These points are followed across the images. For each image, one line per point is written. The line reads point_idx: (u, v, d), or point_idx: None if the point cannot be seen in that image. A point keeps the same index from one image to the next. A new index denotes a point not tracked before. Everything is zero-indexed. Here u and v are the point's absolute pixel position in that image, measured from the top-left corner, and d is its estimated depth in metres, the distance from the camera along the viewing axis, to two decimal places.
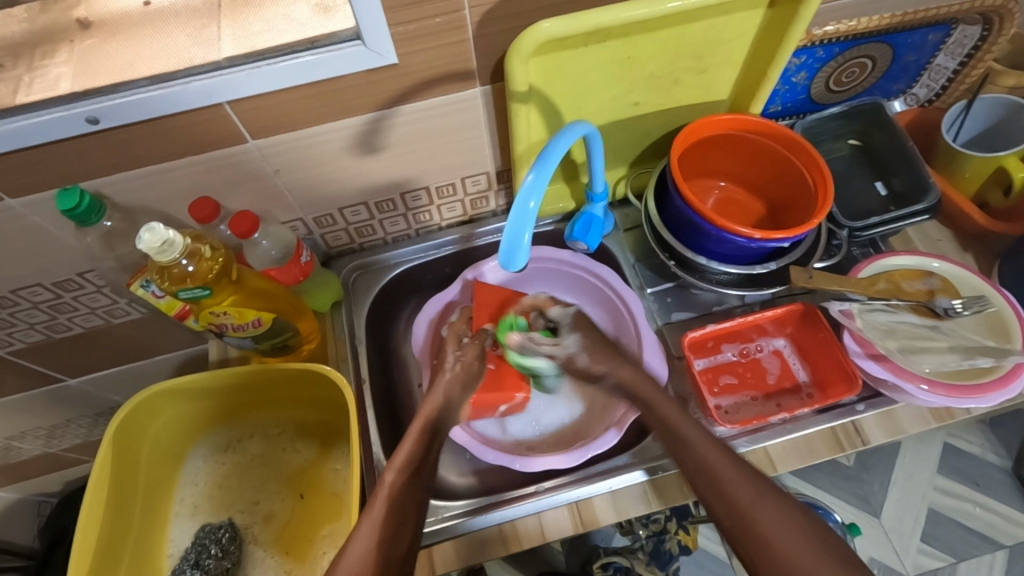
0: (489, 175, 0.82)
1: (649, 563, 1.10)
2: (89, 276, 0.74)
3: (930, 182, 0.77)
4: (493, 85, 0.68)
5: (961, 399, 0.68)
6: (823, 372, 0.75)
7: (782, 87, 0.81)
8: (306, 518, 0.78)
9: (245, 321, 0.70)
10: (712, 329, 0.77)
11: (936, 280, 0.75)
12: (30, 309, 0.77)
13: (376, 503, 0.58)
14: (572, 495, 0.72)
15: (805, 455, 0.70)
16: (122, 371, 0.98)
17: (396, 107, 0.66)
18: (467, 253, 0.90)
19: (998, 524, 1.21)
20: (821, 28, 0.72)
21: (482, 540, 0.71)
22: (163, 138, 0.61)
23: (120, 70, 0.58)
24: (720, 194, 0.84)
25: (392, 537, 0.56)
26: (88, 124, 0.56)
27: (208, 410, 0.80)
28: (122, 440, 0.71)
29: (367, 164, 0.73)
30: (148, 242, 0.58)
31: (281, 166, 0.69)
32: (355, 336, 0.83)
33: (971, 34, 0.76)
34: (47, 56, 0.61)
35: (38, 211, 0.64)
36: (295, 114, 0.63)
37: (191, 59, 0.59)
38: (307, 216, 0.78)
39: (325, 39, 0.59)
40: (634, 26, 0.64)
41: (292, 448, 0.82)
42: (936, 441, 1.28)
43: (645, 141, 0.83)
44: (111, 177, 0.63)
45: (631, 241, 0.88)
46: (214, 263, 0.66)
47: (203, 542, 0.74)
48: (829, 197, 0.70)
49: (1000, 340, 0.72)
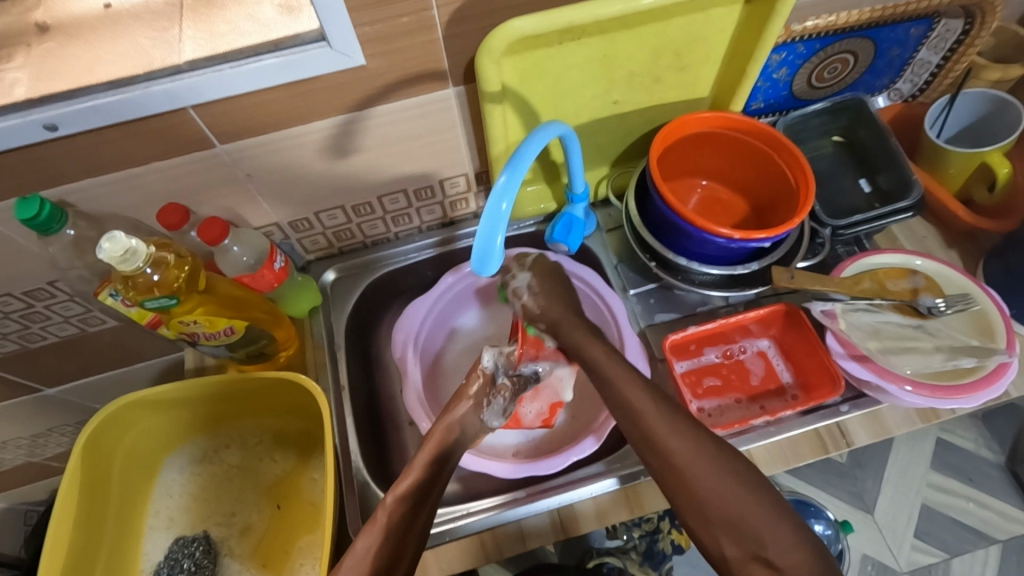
0: (468, 177, 0.81)
1: (642, 564, 1.08)
2: (59, 285, 0.73)
3: (914, 178, 0.76)
4: (467, 86, 0.67)
5: (945, 400, 0.67)
6: (808, 373, 0.74)
7: (764, 84, 0.80)
8: (282, 529, 0.77)
9: (217, 330, 0.68)
10: (693, 331, 0.75)
11: (920, 278, 0.74)
12: (0, 319, 0.76)
13: (374, 529, 0.58)
14: (553, 502, 0.70)
15: (789, 458, 0.69)
16: (102, 379, 0.96)
17: (367, 110, 0.65)
18: (448, 255, 0.89)
19: (991, 520, 1.20)
20: (800, 24, 0.71)
21: (463, 550, 0.69)
22: (127, 144, 0.59)
23: (81, 75, 0.57)
24: (703, 193, 0.83)
25: (389, 562, 0.56)
26: (46, 130, 0.55)
27: (183, 420, 0.78)
28: (91, 453, 0.70)
29: (341, 167, 0.71)
30: (109, 252, 0.57)
31: (252, 170, 0.68)
32: (334, 342, 0.82)
33: (954, 27, 0.75)
34: (6, 61, 0.59)
35: (1, 220, 0.63)
36: (263, 117, 0.62)
37: (153, 63, 0.57)
38: (282, 221, 0.76)
39: (290, 41, 0.57)
40: (608, 24, 0.63)
41: (269, 457, 0.80)
42: (930, 437, 1.28)
43: (625, 141, 0.82)
44: (75, 184, 0.61)
45: (614, 241, 0.86)
46: (180, 272, 0.65)
47: (176, 556, 0.74)
48: (810, 195, 0.69)
49: (985, 339, 0.71)
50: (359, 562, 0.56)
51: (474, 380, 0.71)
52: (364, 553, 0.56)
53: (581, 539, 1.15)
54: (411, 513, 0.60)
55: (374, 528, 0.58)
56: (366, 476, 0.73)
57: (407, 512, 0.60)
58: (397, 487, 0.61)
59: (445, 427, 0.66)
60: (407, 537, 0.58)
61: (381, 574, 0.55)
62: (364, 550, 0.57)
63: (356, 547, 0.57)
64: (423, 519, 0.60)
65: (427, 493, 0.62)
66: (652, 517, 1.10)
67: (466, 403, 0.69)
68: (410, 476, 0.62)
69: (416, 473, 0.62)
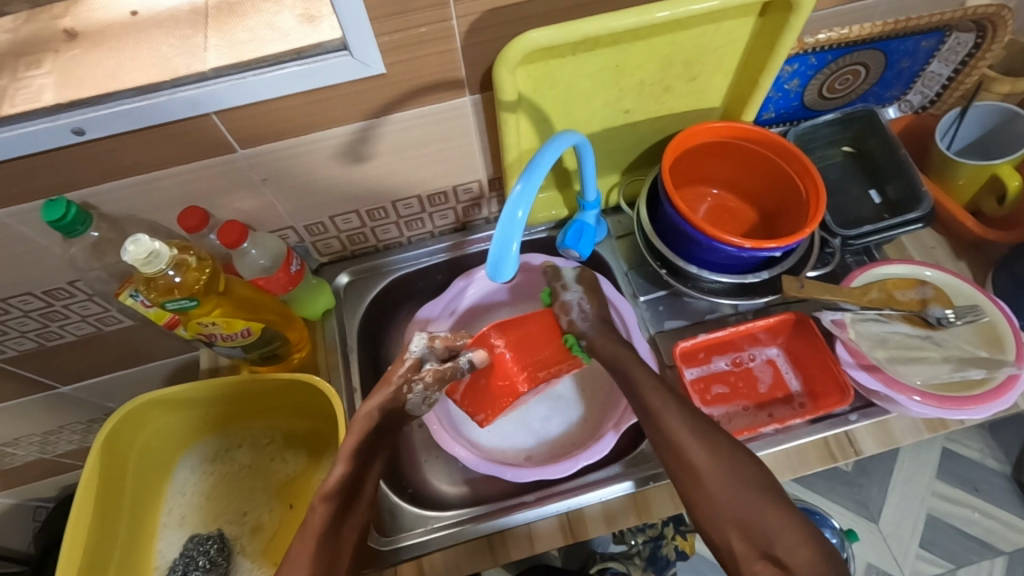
0: (480, 183, 0.82)
1: (646, 568, 1.09)
2: (78, 285, 0.74)
3: (924, 190, 0.76)
4: (483, 94, 0.68)
5: (955, 410, 0.67)
6: (817, 382, 0.74)
7: (775, 94, 0.81)
8: (294, 529, 0.78)
9: (234, 331, 0.70)
10: (703, 339, 0.76)
11: (929, 289, 0.75)
12: (20, 318, 0.77)
13: (308, 535, 0.57)
14: (562, 506, 0.71)
15: (797, 466, 0.70)
16: (115, 378, 0.97)
17: (384, 117, 0.66)
18: (460, 260, 0.90)
19: (996, 530, 1.20)
20: (812, 36, 0.72)
21: (473, 551, 0.70)
22: (151, 148, 0.61)
23: (107, 81, 0.58)
24: (713, 201, 0.83)
25: (326, 566, 0.56)
26: (73, 135, 0.56)
27: (196, 420, 0.80)
28: (109, 450, 0.71)
29: (356, 172, 0.72)
30: (132, 254, 0.58)
31: (269, 174, 0.69)
32: (346, 344, 0.83)
33: (965, 41, 0.76)
34: (34, 67, 0.61)
35: (26, 220, 0.64)
36: (282, 124, 0.63)
37: (177, 70, 0.58)
38: (297, 224, 0.78)
39: (311, 50, 0.58)
40: (623, 35, 0.64)
41: (280, 458, 0.82)
42: (936, 447, 1.28)
43: (637, 149, 0.83)
44: (97, 187, 0.63)
45: (624, 248, 0.87)
46: (200, 274, 0.66)
47: (191, 553, 0.75)
48: (820, 205, 0.70)
49: (994, 350, 0.71)
50: (301, 564, 0.55)
51: (399, 364, 0.67)
52: (299, 557, 0.56)
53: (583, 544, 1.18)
54: (339, 514, 0.59)
55: (304, 534, 0.57)
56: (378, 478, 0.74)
57: (336, 513, 0.59)
58: (320, 490, 0.60)
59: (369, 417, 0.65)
60: (339, 539, 0.58)
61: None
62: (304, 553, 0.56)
63: (292, 557, 0.56)
64: (355, 514, 0.61)
65: (352, 492, 0.61)
66: (658, 522, 1.10)
67: (390, 387, 0.66)
68: (334, 475, 0.61)
69: (336, 475, 0.61)
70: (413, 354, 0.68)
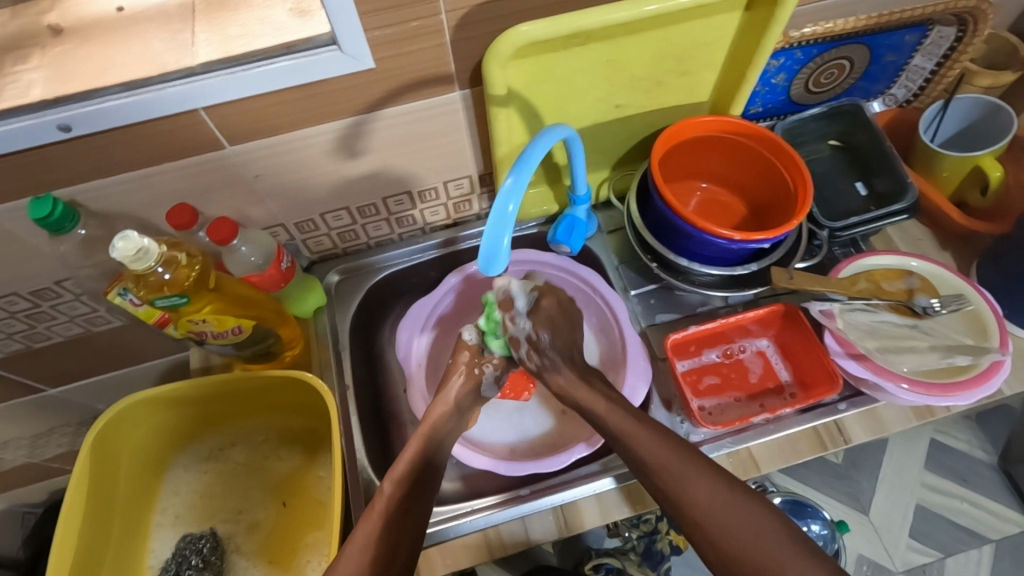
0: (471, 179, 0.82)
1: (641, 563, 1.08)
2: (66, 284, 0.73)
3: (909, 181, 0.77)
4: (473, 89, 0.68)
5: (940, 397, 0.68)
6: (807, 372, 0.75)
7: (762, 89, 0.81)
8: (289, 526, 0.77)
9: (225, 328, 0.70)
10: (693, 331, 0.77)
11: (915, 280, 0.76)
12: (7, 319, 0.76)
13: (372, 518, 0.59)
14: (556, 499, 0.71)
15: (788, 455, 0.71)
16: (105, 379, 0.96)
17: (376, 112, 0.66)
18: (452, 256, 0.90)
19: (985, 520, 1.22)
20: (798, 31, 0.73)
21: (468, 545, 0.70)
22: (140, 144, 0.60)
23: (95, 77, 0.58)
24: (702, 195, 0.84)
25: (389, 552, 0.57)
26: (60, 131, 0.56)
27: (188, 419, 0.79)
28: (99, 450, 0.70)
29: (348, 168, 0.72)
30: (122, 251, 0.57)
31: (261, 171, 0.68)
32: (339, 342, 0.82)
33: (947, 34, 0.77)
34: (21, 63, 0.60)
35: (11, 219, 0.63)
36: (274, 120, 0.63)
37: (167, 65, 0.58)
38: (288, 222, 0.77)
39: (302, 44, 0.58)
40: (613, 29, 0.64)
41: (275, 455, 0.81)
42: (924, 438, 1.29)
43: (627, 144, 0.83)
44: (84, 184, 0.62)
45: (615, 243, 0.88)
46: (191, 270, 0.66)
47: (184, 552, 0.74)
48: (808, 198, 0.70)
49: (979, 339, 0.72)
50: (361, 550, 0.57)
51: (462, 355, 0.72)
52: (365, 542, 0.58)
53: (578, 541, 1.19)
54: (408, 500, 0.61)
55: (372, 516, 0.59)
56: (371, 474, 0.74)
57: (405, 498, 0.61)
58: (391, 473, 0.63)
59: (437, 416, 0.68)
60: (405, 525, 0.59)
61: (381, 565, 0.56)
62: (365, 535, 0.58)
63: (357, 537, 0.58)
64: (425, 500, 0.62)
65: (420, 477, 0.63)
66: (650, 518, 1.09)
67: (459, 378, 0.71)
68: (403, 460, 0.64)
69: (408, 458, 0.64)
70: (468, 343, 0.73)
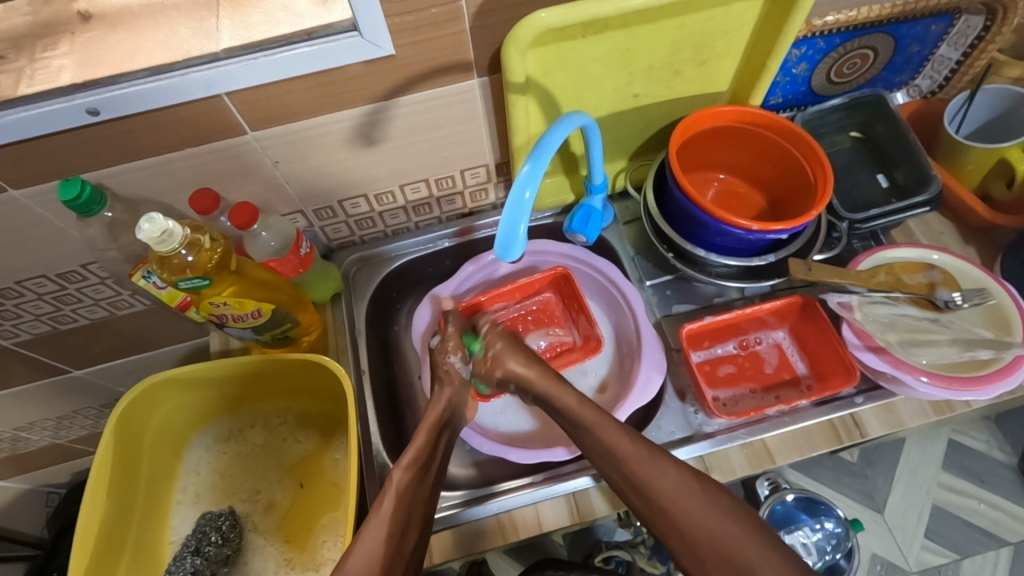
0: (488, 168, 0.82)
1: (651, 557, 1.07)
2: (92, 267, 0.75)
3: (932, 173, 0.76)
4: (491, 77, 0.68)
5: (961, 391, 0.68)
6: (823, 365, 0.75)
7: (783, 79, 0.81)
8: (307, 506, 0.79)
9: (245, 311, 0.70)
10: (709, 321, 0.76)
11: (936, 273, 0.75)
12: (34, 301, 0.78)
13: (387, 499, 0.57)
14: (570, 486, 0.72)
15: (804, 448, 0.70)
16: (128, 363, 0.98)
17: (393, 99, 0.66)
18: (467, 245, 0.90)
19: (1002, 521, 1.20)
20: (821, 19, 0.72)
21: (482, 531, 0.71)
22: (164, 129, 0.61)
23: (121, 62, 0.59)
24: (720, 187, 0.84)
25: (404, 524, 0.56)
26: (88, 115, 0.57)
27: (209, 401, 0.81)
28: (123, 428, 0.72)
29: (366, 156, 0.73)
30: (147, 233, 0.59)
31: (281, 157, 0.69)
32: (355, 329, 0.84)
33: (975, 24, 0.76)
34: (50, 49, 0.62)
35: (40, 202, 0.65)
36: (294, 105, 0.63)
37: (191, 50, 0.59)
38: (307, 208, 0.78)
39: (322, 30, 0.59)
40: (632, 16, 0.64)
41: (293, 438, 0.83)
42: (942, 438, 1.28)
43: (645, 134, 0.83)
44: (112, 168, 0.64)
45: (631, 233, 0.88)
46: (213, 254, 0.67)
47: (205, 529, 0.75)
48: (828, 188, 0.70)
49: (1000, 332, 0.72)
50: (378, 526, 0.55)
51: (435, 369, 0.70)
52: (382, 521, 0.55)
53: (588, 533, 1.19)
54: (417, 482, 0.59)
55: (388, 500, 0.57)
56: (386, 458, 0.75)
57: (415, 482, 0.60)
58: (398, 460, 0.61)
59: (437, 410, 0.66)
60: (414, 509, 0.58)
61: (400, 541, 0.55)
62: (384, 512, 0.56)
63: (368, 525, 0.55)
64: (431, 488, 0.60)
65: (427, 465, 0.62)
66: None
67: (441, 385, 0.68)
68: (411, 448, 0.62)
69: (415, 446, 0.62)
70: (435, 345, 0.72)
